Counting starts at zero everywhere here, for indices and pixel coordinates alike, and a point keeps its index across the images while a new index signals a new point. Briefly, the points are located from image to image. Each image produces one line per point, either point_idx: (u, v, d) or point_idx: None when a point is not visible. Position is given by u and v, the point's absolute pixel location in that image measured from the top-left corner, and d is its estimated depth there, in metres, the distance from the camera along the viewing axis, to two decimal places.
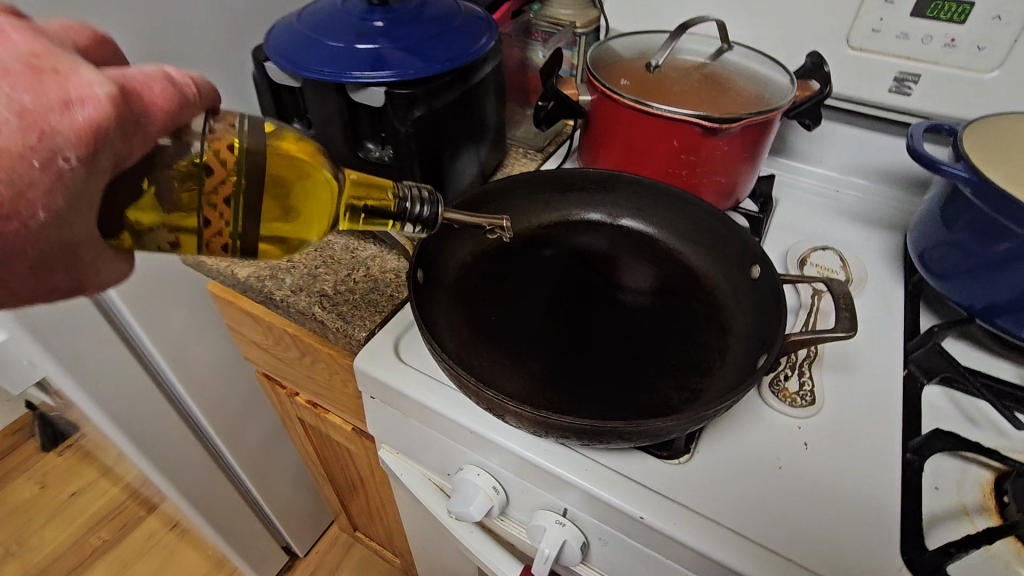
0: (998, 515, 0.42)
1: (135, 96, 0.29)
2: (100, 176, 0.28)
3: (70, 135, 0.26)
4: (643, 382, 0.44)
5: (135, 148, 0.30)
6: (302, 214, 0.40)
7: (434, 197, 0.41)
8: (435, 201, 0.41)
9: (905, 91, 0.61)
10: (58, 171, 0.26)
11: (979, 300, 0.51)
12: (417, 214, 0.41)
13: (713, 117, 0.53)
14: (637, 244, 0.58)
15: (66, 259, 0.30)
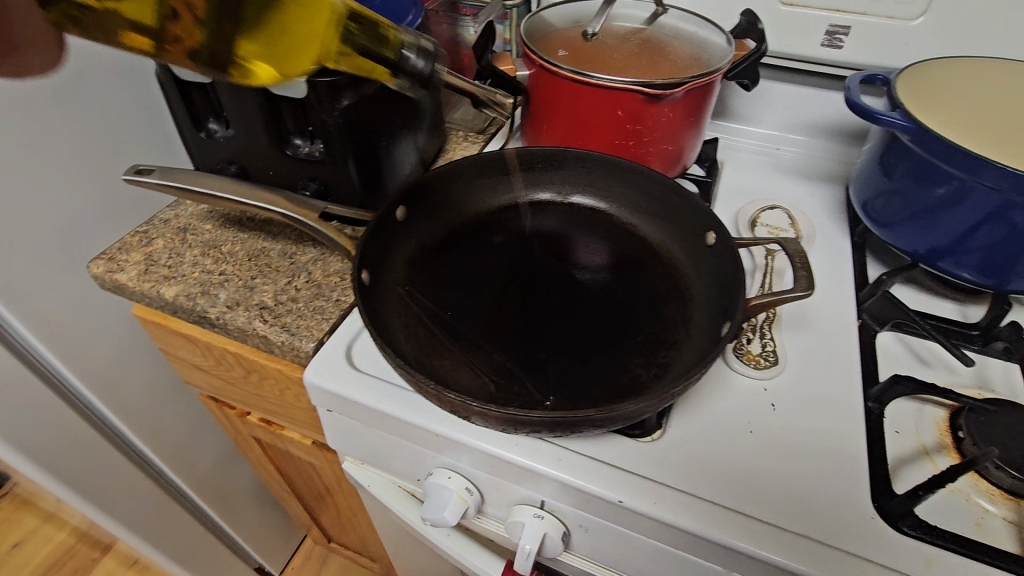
0: (956, 451, 0.43)
1: None
2: None
3: None
4: (611, 363, 0.43)
5: None
6: (281, 35, 0.37)
7: (436, 54, 0.41)
8: (432, 57, 0.41)
9: (837, 44, 0.62)
10: None
11: (923, 244, 0.53)
12: (415, 67, 0.41)
13: (655, 83, 0.51)
14: (589, 220, 0.56)
15: None
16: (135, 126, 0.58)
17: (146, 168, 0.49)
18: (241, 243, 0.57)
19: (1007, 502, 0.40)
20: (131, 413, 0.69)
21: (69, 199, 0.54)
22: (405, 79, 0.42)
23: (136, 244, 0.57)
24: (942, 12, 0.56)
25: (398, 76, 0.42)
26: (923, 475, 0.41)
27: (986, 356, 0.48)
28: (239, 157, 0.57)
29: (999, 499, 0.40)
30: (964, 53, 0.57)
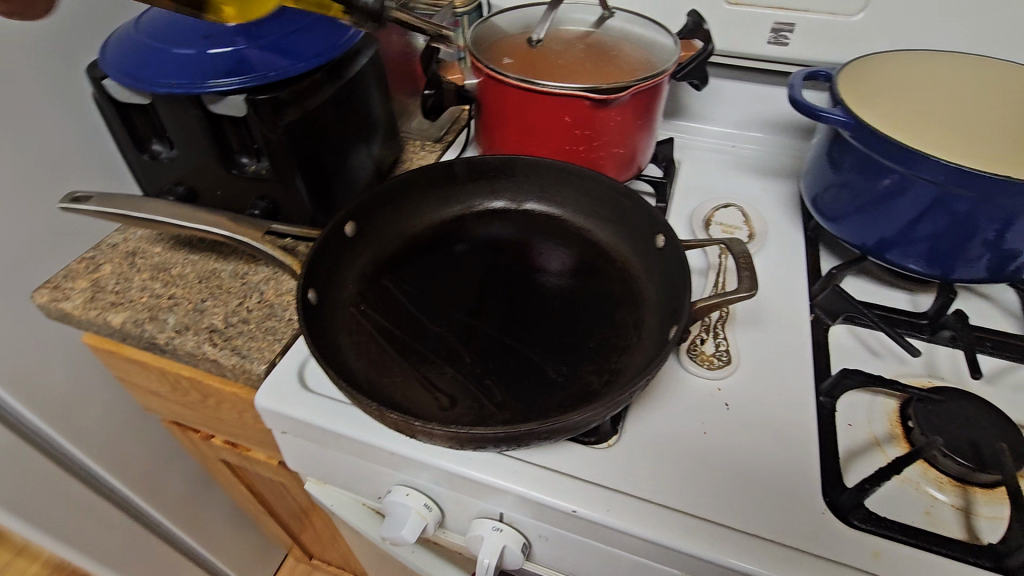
0: (905, 441, 0.43)
1: None
2: None
3: None
4: (563, 371, 0.43)
5: None
6: None
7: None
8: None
9: (782, 41, 0.62)
10: None
11: (871, 237, 0.54)
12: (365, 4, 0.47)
13: (600, 87, 0.51)
14: (544, 227, 0.56)
15: None
16: (77, 150, 0.57)
17: (83, 195, 0.49)
18: (191, 265, 0.56)
19: (955, 489, 0.40)
20: (91, 442, 0.68)
21: (11, 229, 0.53)
22: (359, 16, 0.48)
23: (83, 271, 0.56)
24: (881, 7, 0.57)
25: (352, 14, 0.48)
26: (873, 466, 0.42)
27: (934, 345, 0.49)
28: (186, 178, 0.56)
29: (948, 487, 0.40)
30: (904, 46, 0.58)
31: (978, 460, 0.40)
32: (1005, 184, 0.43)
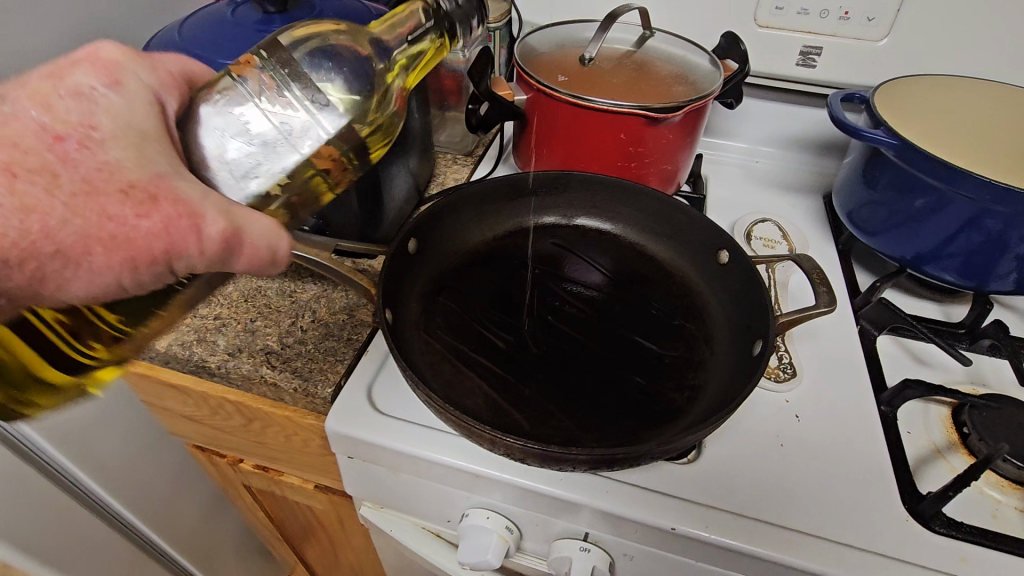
0: (964, 448, 0.45)
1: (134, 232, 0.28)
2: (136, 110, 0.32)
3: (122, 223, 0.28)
4: (641, 386, 0.43)
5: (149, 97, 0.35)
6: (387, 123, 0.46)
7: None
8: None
9: (810, 63, 0.65)
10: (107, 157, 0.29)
11: (908, 251, 0.56)
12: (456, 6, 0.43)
13: (655, 106, 0.52)
14: (596, 242, 0.56)
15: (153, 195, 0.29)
16: None
17: None
18: (233, 283, 0.54)
19: (1016, 490, 0.42)
20: (105, 473, 0.63)
21: None
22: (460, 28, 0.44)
23: None
24: (905, 34, 0.60)
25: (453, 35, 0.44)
26: (938, 472, 0.44)
27: (975, 353, 0.52)
28: None
29: (1009, 489, 0.42)
30: (924, 70, 0.62)
31: None
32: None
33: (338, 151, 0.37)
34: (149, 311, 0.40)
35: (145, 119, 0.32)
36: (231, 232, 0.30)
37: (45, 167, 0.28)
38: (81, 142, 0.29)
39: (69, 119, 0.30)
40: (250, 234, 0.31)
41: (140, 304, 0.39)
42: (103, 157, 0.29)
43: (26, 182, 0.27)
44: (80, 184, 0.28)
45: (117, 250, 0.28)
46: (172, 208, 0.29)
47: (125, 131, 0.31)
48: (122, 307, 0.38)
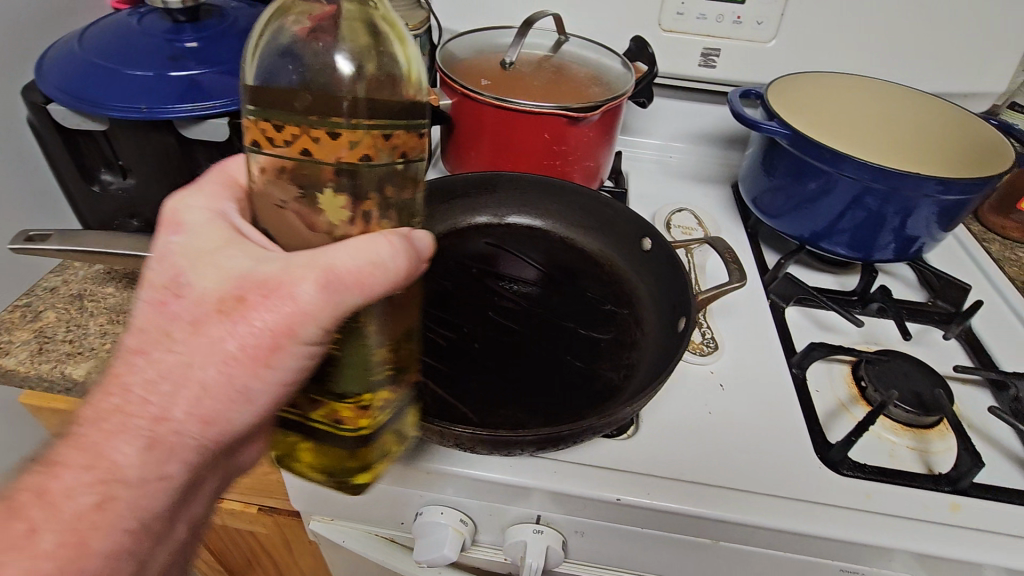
0: (864, 399, 0.51)
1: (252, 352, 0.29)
2: (205, 228, 0.31)
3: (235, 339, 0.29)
4: (582, 369, 0.45)
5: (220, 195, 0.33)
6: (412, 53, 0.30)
7: None
8: None
9: (711, 64, 0.70)
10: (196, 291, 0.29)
11: (806, 231, 0.62)
12: None
13: (574, 106, 0.55)
14: (529, 239, 0.59)
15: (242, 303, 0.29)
16: None
17: (39, 235, 0.44)
18: None
19: (907, 432, 0.48)
20: None
21: None
22: None
23: (20, 321, 0.49)
24: (788, 36, 0.67)
25: None
26: (843, 423, 0.49)
27: (867, 316, 0.58)
28: (139, 208, 0.52)
29: (901, 431, 0.48)
30: (807, 68, 0.69)
31: (924, 407, 0.48)
32: (909, 180, 0.54)
33: (359, 135, 0.28)
34: (369, 363, 0.32)
35: (214, 233, 0.31)
36: (324, 275, 0.28)
37: (158, 331, 0.29)
38: (174, 294, 0.30)
39: (158, 276, 0.30)
40: (345, 264, 0.28)
41: (348, 366, 0.32)
42: (194, 292, 0.29)
43: (160, 352, 0.29)
44: (192, 327, 0.29)
45: (246, 356, 0.29)
46: (259, 296, 0.28)
47: (197, 258, 0.30)
48: (329, 384, 0.32)
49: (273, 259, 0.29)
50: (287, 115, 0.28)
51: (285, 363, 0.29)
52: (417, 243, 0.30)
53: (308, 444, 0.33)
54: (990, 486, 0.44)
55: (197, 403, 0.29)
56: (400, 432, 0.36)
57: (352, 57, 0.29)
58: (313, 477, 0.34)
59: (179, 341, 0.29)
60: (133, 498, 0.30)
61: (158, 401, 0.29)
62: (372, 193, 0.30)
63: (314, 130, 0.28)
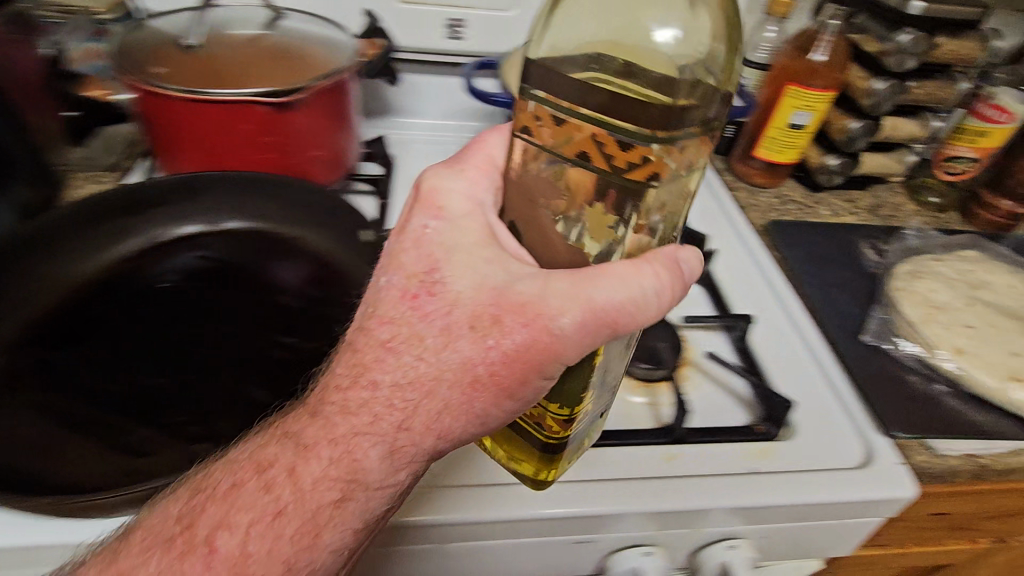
0: None
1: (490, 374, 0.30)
2: (465, 219, 0.33)
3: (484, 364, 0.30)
4: (290, 359, 0.43)
5: (475, 179, 0.35)
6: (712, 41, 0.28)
7: None
8: None
9: (459, 36, 0.68)
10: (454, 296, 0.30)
11: None
12: None
13: (274, 91, 0.50)
14: (250, 247, 0.53)
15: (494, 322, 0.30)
16: None
17: None
18: None
19: (643, 387, 0.49)
20: None
21: None
22: None
23: None
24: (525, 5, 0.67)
25: None
26: None
27: None
28: None
29: (637, 387, 0.49)
30: None
31: (655, 359, 0.49)
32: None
33: (653, 148, 0.27)
34: (584, 385, 0.34)
35: (472, 229, 0.32)
36: (587, 312, 0.29)
37: (397, 362, 0.30)
38: (427, 289, 0.31)
39: (416, 268, 0.32)
40: (603, 300, 0.29)
41: (566, 387, 0.34)
42: (452, 291, 0.31)
43: (408, 351, 0.30)
44: (442, 334, 0.30)
45: (490, 381, 0.30)
46: (517, 318, 0.29)
47: (450, 252, 0.32)
48: (546, 399, 0.35)
49: (527, 279, 0.30)
50: (574, 111, 0.28)
51: (527, 394, 0.31)
52: (681, 264, 0.32)
53: (511, 438, 0.39)
54: (703, 427, 0.46)
55: (442, 416, 0.30)
56: (584, 440, 0.41)
57: (677, 27, 0.28)
58: (512, 466, 0.41)
59: (431, 337, 0.30)
60: (367, 499, 0.30)
61: (400, 410, 0.30)
62: (639, 212, 0.30)
63: (589, 137, 0.28)
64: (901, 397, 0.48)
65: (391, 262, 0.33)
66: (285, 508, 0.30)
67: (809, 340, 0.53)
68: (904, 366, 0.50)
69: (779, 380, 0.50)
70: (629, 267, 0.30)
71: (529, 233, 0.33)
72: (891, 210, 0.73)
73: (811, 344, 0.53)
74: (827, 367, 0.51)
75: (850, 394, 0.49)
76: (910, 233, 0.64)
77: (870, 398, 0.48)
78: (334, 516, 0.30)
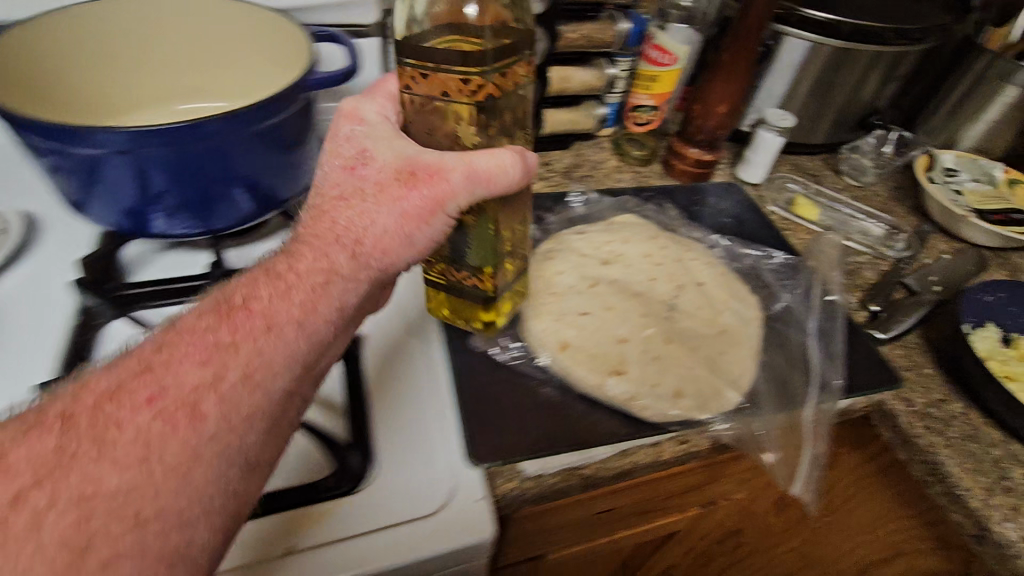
0: None
1: (410, 227, 0.31)
2: (385, 124, 0.35)
3: (412, 221, 0.31)
4: None
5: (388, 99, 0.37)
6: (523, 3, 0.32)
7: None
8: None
9: None
10: (368, 160, 0.33)
11: (123, 217, 0.47)
12: None
13: None
14: None
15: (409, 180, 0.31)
16: None
17: None
18: None
19: None
20: None
21: None
22: None
23: None
24: None
25: None
26: None
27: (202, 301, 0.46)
28: None
29: None
30: None
31: None
32: (181, 130, 0.42)
33: (486, 78, 0.30)
34: (494, 248, 0.36)
35: (386, 125, 0.35)
36: (467, 170, 0.31)
37: (331, 220, 0.31)
38: (360, 161, 0.33)
39: (345, 151, 0.34)
40: (479, 165, 0.31)
41: (472, 250, 0.36)
42: (378, 161, 0.33)
43: (365, 203, 0.31)
44: (375, 187, 0.32)
45: (413, 215, 0.31)
46: (422, 176, 0.31)
47: (379, 139, 0.34)
48: (465, 261, 0.37)
49: (424, 154, 0.33)
50: (423, 66, 0.31)
51: (435, 228, 0.32)
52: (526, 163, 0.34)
53: (444, 295, 0.42)
54: (280, 489, 0.34)
55: (370, 251, 0.31)
56: (475, 320, 0.42)
57: None
58: (459, 320, 0.44)
59: (369, 197, 0.31)
60: (156, 433, 0.24)
61: (344, 245, 0.30)
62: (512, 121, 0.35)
63: (444, 79, 0.31)
64: (506, 415, 0.40)
65: (328, 152, 0.35)
66: (157, 393, 0.24)
67: (433, 355, 0.43)
68: (519, 371, 0.42)
69: (382, 412, 0.39)
70: (472, 167, 0.31)
71: (417, 128, 0.35)
72: (586, 171, 0.67)
73: (433, 359, 0.43)
74: (442, 388, 0.41)
75: (462, 418, 0.39)
76: (578, 197, 0.57)
77: (473, 422, 0.39)
78: (262, 371, 0.26)
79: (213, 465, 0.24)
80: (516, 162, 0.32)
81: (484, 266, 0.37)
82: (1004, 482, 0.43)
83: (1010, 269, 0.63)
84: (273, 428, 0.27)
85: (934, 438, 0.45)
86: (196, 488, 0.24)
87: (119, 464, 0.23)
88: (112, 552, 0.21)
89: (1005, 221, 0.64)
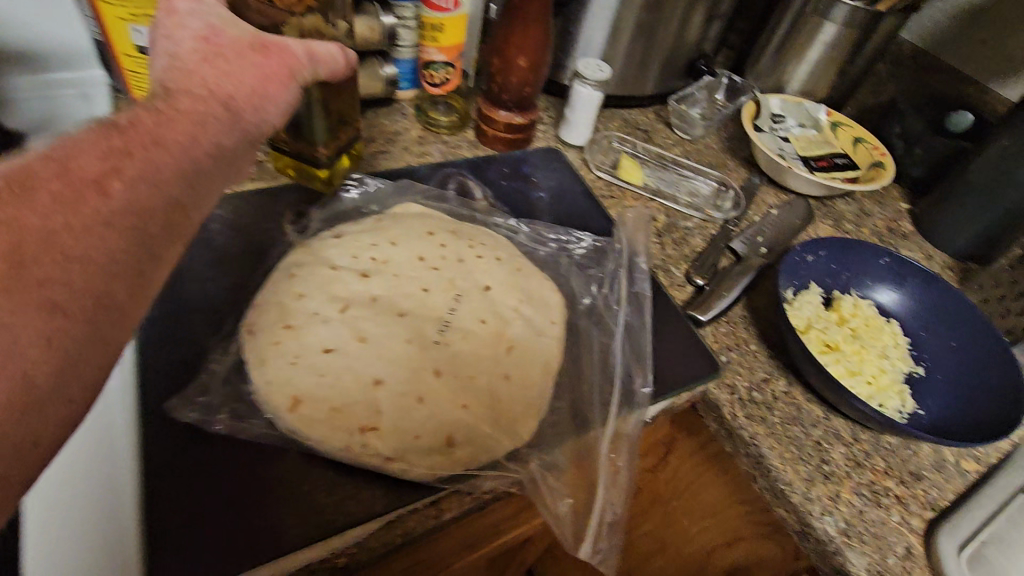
0: None
1: (279, 87, 0.30)
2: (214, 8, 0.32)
3: (282, 74, 0.30)
4: None
5: None
6: None
7: None
8: None
9: None
10: (207, 39, 0.29)
11: None
12: None
13: None
14: None
15: (263, 50, 0.30)
16: None
17: None
18: None
19: None
20: None
21: None
22: None
23: None
24: None
25: None
26: None
27: None
28: None
29: None
30: None
31: None
32: None
33: None
34: (326, 126, 0.41)
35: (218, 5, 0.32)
36: (309, 50, 0.33)
37: (195, 70, 0.27)
38: (207, 33, 0.29)
39: (176, 23, 0.30)
40: (320, 49, 0.34)
41: (309, 126, 0.41)
42: (225, 32, 0.30)
43: (221, 60, 0.28)
44: (236, 50, 0.29)
45: (282, 71, 0.30)
46: (277, 49, 0.31)
47: (217, 17, 0.31)
48: (308, 124, 0.40)
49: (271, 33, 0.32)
50: None
51: (291, 97, 0.31)
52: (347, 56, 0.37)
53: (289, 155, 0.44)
54: None
55: (243, 101, 0.28)
56: (323, 181, 0.45)
57: None
58: (301, 180, 0.46)
59: (227, 57, 0.29)
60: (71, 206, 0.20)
61: (208, 88, 0.27)
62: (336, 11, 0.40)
63: None
64: (218, 531, 0.28)
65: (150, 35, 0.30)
66: (59, 168, 0.20)
67: (123, 478, 0.28)
68: (238, 440, 0.31)
69: None
70: (315, 48, 0.33)
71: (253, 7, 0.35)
72: (380, 145, 0.54)
73: (124, 484, 0.28)
74: (131, 514, 0.27)
75: (158, 566, 0.26)
76: (354, 184, 0.46)
77: (162, 553, 0.27)
78: (157, 165, 0.23)
79: (131, 235, 0.21)
80: (342, 52, 0.36)
81: (320, 142, 0.42)
82: (825, 467, 0.39)
83: (835, 219, 0.61)
84: (181, 246, 0.23)
85: (756, 428, 0.40)
86: (109, 289, 0.20)
87: (34, 212, 0.19)
88: (48, 278, 0.18)
89: (828, 167, 0.62)
